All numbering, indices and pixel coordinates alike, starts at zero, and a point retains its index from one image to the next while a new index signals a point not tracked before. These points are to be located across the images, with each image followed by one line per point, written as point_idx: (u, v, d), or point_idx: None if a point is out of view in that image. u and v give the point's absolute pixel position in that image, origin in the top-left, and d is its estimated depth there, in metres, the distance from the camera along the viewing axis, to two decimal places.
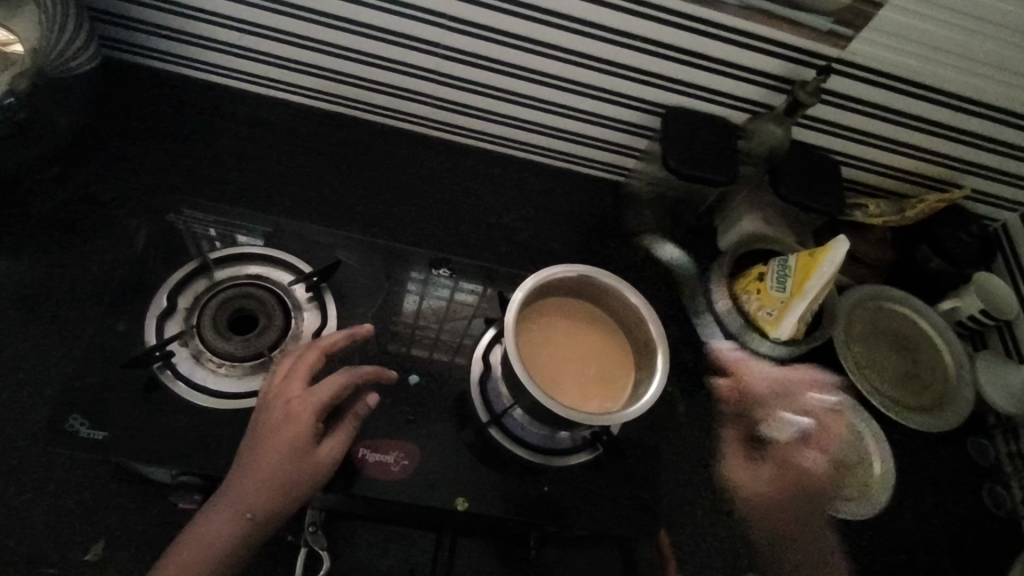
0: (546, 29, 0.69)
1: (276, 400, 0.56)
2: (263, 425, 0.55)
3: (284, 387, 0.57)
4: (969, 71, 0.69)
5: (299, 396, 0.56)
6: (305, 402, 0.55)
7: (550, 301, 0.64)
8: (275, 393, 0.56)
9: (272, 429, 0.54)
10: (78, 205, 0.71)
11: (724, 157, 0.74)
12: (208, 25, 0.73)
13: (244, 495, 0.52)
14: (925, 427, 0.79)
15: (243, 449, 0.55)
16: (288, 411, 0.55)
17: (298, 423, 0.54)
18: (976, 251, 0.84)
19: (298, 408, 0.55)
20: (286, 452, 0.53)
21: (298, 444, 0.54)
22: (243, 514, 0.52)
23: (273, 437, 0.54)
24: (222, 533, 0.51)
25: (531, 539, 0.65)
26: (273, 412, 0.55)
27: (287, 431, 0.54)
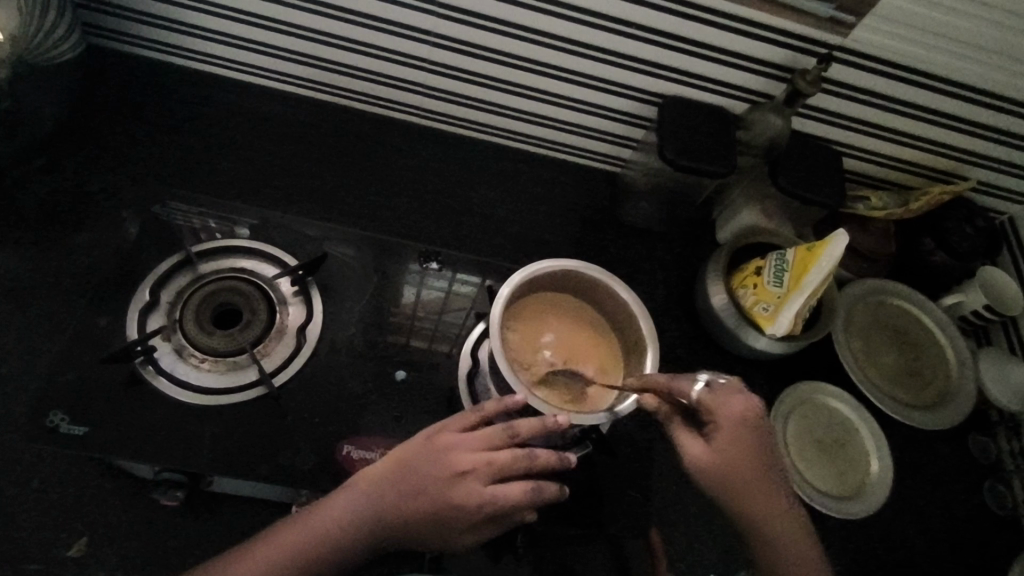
0: (538, 16, 0.67)
1: (459, 476, 0.53)
2: (428, 491, 0.52)
3: (477, 470, 0.53)
4: (976, 60, 0.67)
5: (481, 491, 0.52)
6: (480, 504, 0.52)
7: (536, 296, 0.63)
8: (466, 467, 0.53)
9: (431, 502, 0.52)
10: (64, 196, 0.71)
11: (720, 148, 0.72)
12: (194, 12, 0.71)
13: (369, 529, 0.52)
14: (926, 425, 0.77)
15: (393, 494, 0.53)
16: (454, 498, 0.52)
17: (460, 513, 0.52)
18: (982, 245, 0.81)
19: (471, 503, 0.52)
20: (434, 527, 0.53)
21: (445, 527, 0.53)
22: (358, 543, 0.52)
23: (430, 508, 0.52)
24: (325, 551, 0.52)
25: (520, 537, 0.62)
26: (448, 487, 0.52)
27: (447, 515, 0.52)
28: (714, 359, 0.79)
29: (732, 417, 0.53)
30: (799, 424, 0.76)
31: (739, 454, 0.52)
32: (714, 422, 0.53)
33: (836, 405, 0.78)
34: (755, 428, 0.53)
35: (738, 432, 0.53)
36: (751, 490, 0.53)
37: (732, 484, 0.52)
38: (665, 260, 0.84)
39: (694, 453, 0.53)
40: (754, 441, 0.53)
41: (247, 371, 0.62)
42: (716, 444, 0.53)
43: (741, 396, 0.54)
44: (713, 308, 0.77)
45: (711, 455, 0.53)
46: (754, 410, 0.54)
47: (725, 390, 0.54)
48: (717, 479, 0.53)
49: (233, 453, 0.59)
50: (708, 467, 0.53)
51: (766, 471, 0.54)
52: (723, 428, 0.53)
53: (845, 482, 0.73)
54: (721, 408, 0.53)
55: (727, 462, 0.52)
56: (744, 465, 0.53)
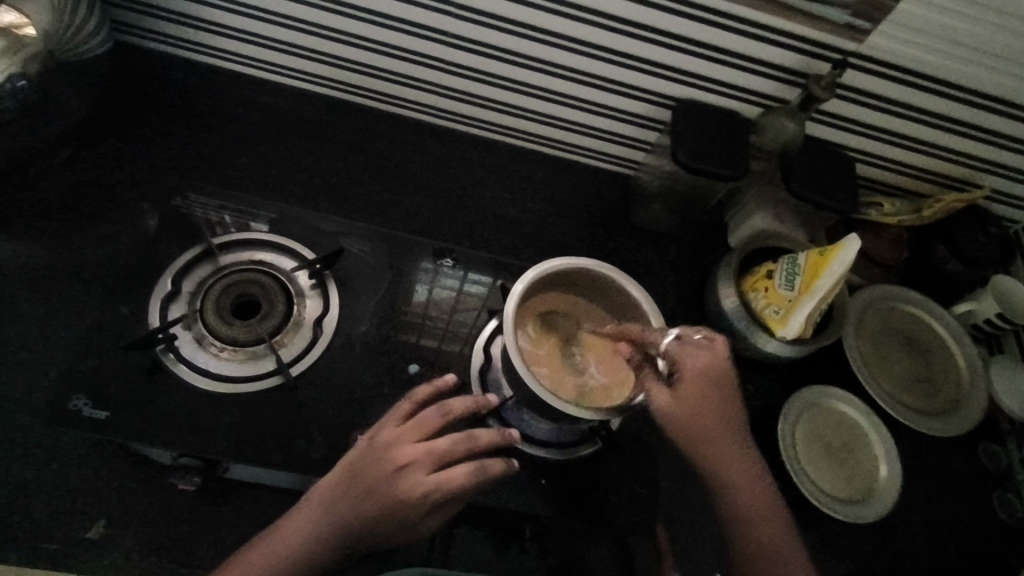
0: (554, 18, 0.68)
1: (403, 469, 0.54)
2: (375, 489, 0.53)
3: (416, 459, 0.54)
4: (992, 67, 0.67)
5: (426, 480, 0.53)
6: (428, 491, 0.53)
7: (549, 294, 0.64)
8: (407, 460, 0.54)
9: (382, 500, 0.53)
10: (88, 188, 0.72)
11: (733, 152, 0.72)
12: (217, 10, 0.73)
13: (336, 534, 0.53)
14: (948, 433, 0.78)
15: (344, 495, 0.54)
16: (403, 492, 0.53)
17: (412, 504, 0.53)
18: (995, 251, 0.81)
19: (421, 492, 0.53)
20: (391, 523, 0.53)
21: (401, 520, 0.53)
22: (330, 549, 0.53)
23: (384, 505, 0.53)
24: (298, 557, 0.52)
25: (527, 530, 0.65)
26: (395, 481, 0.53)
27: (400, 507, 0.53)
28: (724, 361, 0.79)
29: (696, 365, 0.58)
30: (806, 429, 0.76)
31: (699, 398, 0.58)
32: (681, 372, 0.58)
33: (844, 409, 0.78)
34: (717, 376, 0.58)
35: (702, 379, 0.58)
36: (707, 433, 0.58)
37: (691, 427, 0.57)
38: (675, 263, 0.85)
39: (660, 398, 0.58)
40: (715, 388, 0.58)
41: (265, 361, 0.63)
42: (681, 391, 0.58)
43: (705, 347, 0.59)
44: (723, 311, 0.77)
45: (674, 399, 0.58)
46: (713, 361, 0.58)
47: (693, 343, 0.59)
48: (679, 421, 0.57)
49: (248, 441, 0.60)
50: (671, 410, 0.58)
51: (724, 418, 0.58)
52: (687, 374, 0.58)
53: (853, 485, 0.74)
54: (688, 358, 0.58)
55: (688, 406, 0.57)
56: (702, 410, 0.58)
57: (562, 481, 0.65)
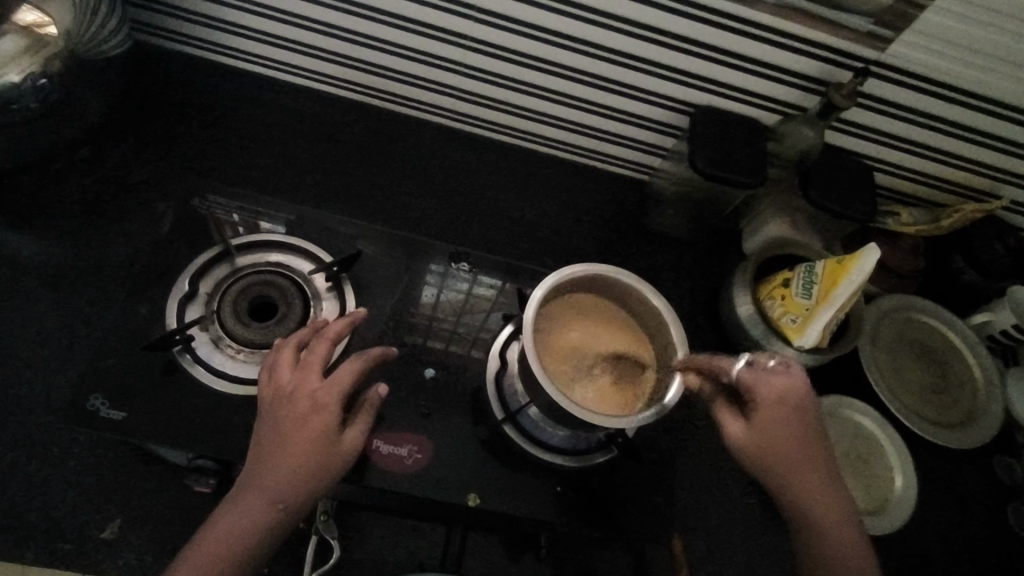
0: (573, 22, 0.68)
1: (296, 392, 0.53)
2: (281, 421, 0.52)
3: (301, 378, 0.54)
4: (1015, 77, 0.66)
5: (320, 385, 0.53)
6: (325, 393, 0.53)
7: (569, 301, 0.63)
8: (294, 383, 0.54)
9: (292, 425, 0.52)
10: (105, 187, 0.73)
11: (751, 159, 0.72)
12: (235, 11, 0.73)
13: (273, 484, 0.50)
14: (952, 444, 0.77)
15: (259, 448, 0.52)
16: (302, 406, 0.52)
17: (325, 413, 0.52)
18: (1013, 263, 0.81)
19: (325, 398, 0.53)
20: (312, 446, 0.51)
21: (324, 435, 0.52)
22: (276, 503, 0.50)
23: (297, 429, 0.52)
24: (253, 519, 0.49)
25: (543, 539, 0.65)
26: (296, 404, 0.53)
27: (315, 423, 0.52)
28: None
29: (771, 394, 0.53)
30: None
31: (776, 432, 0.53)
32: (754, 399, 0.54)
33: (859, 419, 0.77)
34: (794, 405, 0.53)
35: (779, 410, 0.53)
36: (783, 467, 0.53)
37: (772, 462, 0.53)
38: (690, 269, 0.85)
39: (733, 428, 0.55)
40: (793, 418, 0.53)
41: None
42: (754, 422, 0.54)
43: (783, 374, 0.54)
44: (739, 319, 0.76)
45: (746, 431, 0.54)
46: (789, 385, 0.54)
47: (764, 369, 0.54)
48: (751, 453, 0.54)
49: None
50: (742, 441, 0.54)
51: (801, 450, 0.53)
52: (761, 404, 0.53)
53: (868, 497, 0.73)
54: (762, 386, 0.53)
55: (761, 438, 0.53)
56: (782, 443, 0.53)
57: (577, 487, 0.64)
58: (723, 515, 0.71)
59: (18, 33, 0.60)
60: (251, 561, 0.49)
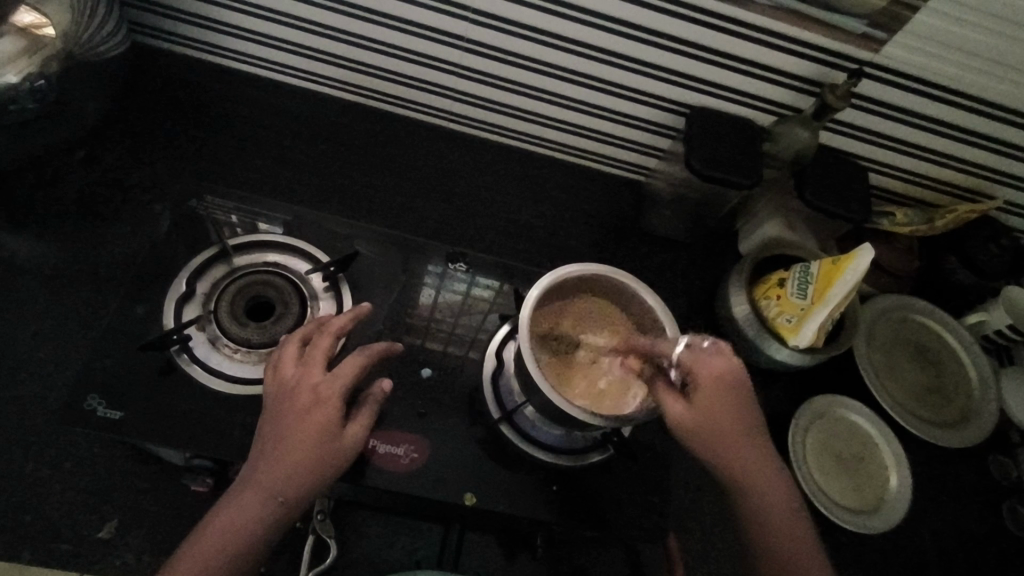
0: (569, 24, 0.68)
1: (298, 386, 0.54)
2: (284, 414, 0.53)
3: (303, 372, 0.55)
4: (1008, 78, 0.67)
5: (323, 379, 0.54)
6: (328, 387, 0.54)
7: (565, 301, 0.63)
8: (297, 377, 0.55)
9: (294, 418, 0.52)
10: (103, 188, 0.73)
11: (747, 160, 0.72)
12: (234, 13, 0.73)
13: (273, 479, 0.51)
14: (953, 443, 0.77)
15: (262, 442, 0.53)
16: (305, 400, 0.53)
17: (326, 407, 0.53)
18: (1007, 263, 0.81)
19: (327, 392, 0.53)
20: (312, 441, 0.52)
21: (326, 429, 0.52)
22: (274, 497, 0.50)
23: (300, 422, 0.52)
24: (252, 513, 0.50)
25: (539, 539, 0.65)
26: (298, 398, 0.53)
27: (317, 416, 0.53)
28: None
29: (710, 374, 0.55)
30: (817, 439, 0.75)
31: (713, 410, 0.55)
32: (694, 380, 0.55)
33: (855, 419, 0.77)
34: (731, 384, 0.56)
35: (717, 390, 0.55)
36: (721, 444, 0.55)
37: (711, 439, 0.54)
38: (686, 269, 0.85)
39: (676, 411, 0.54)
40: (731, 396, 0.55)
41: None
42: (693, 402, 0.55)
43: (719, 355, 0.56)
44: (735, 318, 0.77)
45: (687, 411, 0.55)
46: (727, 366, 0.56)
47: (703, 351, 0.56)
48: (693, 433, 0.54)
49: None
50: (684, 422, 0.54)
51: (737, 427, 0.55)
52: (701, 383, 0.55)
53: (862, 496, 0.73)
54: (703, 367, 0.55)
55: (702, 417, 0.54)
56: (719, 422, 0.55)
57: (574, 486, 0.64)
58: (720, 514, 0.71)
59: (14, 34, 0.60)
60: (252, 556, 0.50)
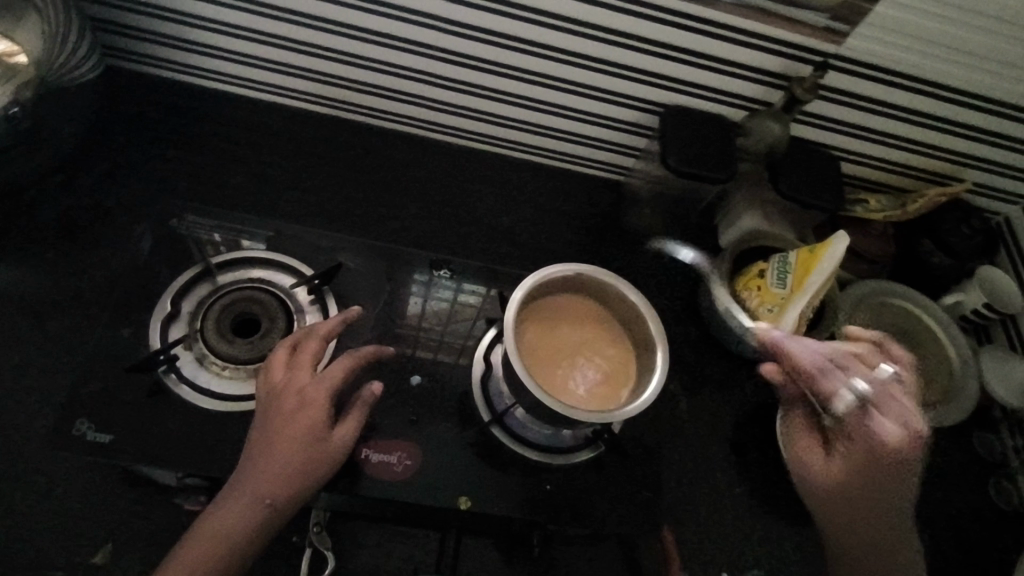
0: (541, 30, 0.70)
1: (286, 388, 0.55)
2: (271, 416, 0.54)
3: (292, 375, 0.56)
4: (968, 65, 0.69)
5: (311, 381, 0.56)
6: (314, 390, 0.55)
7: (552, 300, 0.64)
8: (285, 381, 0.56)
9: (279, 421, 0.54)
10: (83, 213, 0.73)
11: (721, 156, 0.74)
12: (208, 32, 0.74)
13: (259, 481, 0.52)
14: (949, 421, 0.80)
15: (251, 443, 0.54)
16: (292, 403, 0.55)
17: (313, 409, 0.54)
18: (978, 244, 0.83)
19: (313, 394, 0.55)
20: (298, 443, 0.53)
21: (312, 431, 0.54)
22: (260, 500, 0.51)
23: (286, 425, 0.53)
24: (240, 516, 0.51)
25: (535, 538, 0.64)
26: (285, 400, 0.55)
27: (303, 419, 0.54)
28: (719, 361, 0.80)
29: (865, 440, 0.59)
30: None
31: (862, 475, 0.59)
32: (849, 433, 0.61)
33: None
34: (886, 458, 0.58)
35: (868, 459, 0.59)
36: (841, 501, 0.60)
37: (839, 493, 0.60)
38: (668, 265, 0.86)
39: (806, 451, 0.63)
40: (879, 469, 0.58)
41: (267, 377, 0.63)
42: (838, 459, 0.61)
43: (899, 426, 0.60)
44: (718, 312, 0.78)
45: (833, 468, 0.61)
46: (901, 439, 0.59)
47: (865, 408, 0.61)
48: (839, 492, 0.60)
49: None
50: (829, 478, 0.61)
51: (870, 493, 0.59)
52: (853, 446, 0.60)
53: None
54: (859, 429, 0.60)
55: (841, 475, 0.60)
56: (856, 486, 0.59)
57: (568, 484, 0.65)
58: (713, 506, 0.72)
59: None
60: (242, 555, 0.51)
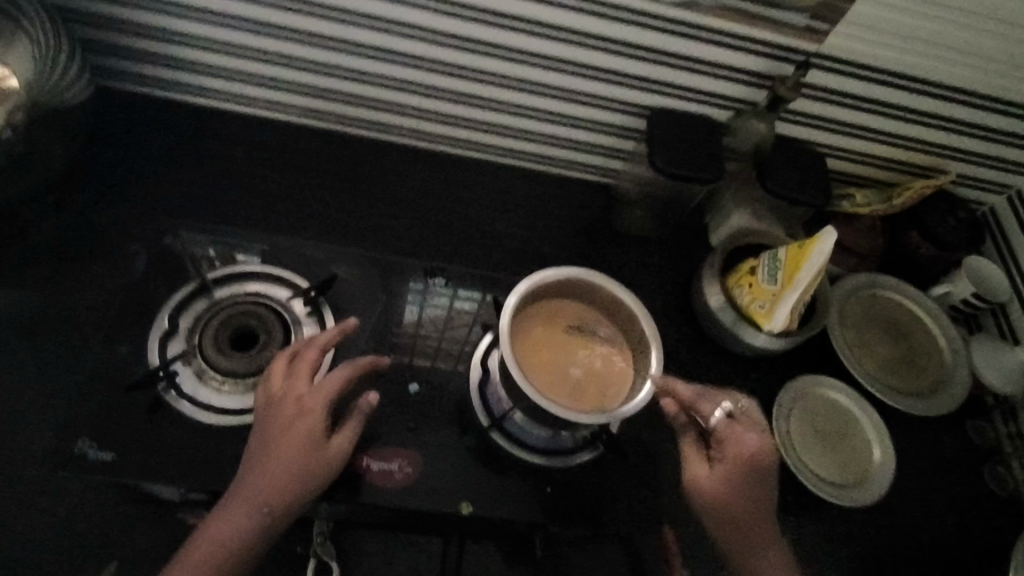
0: (527, 38, 0.71)
1: (284, 397, 0.56)
2: (271, 426, 0.55)
3: (291, 384, 0.57)
4: (947, 59, 0.70)
5: (309, 390, 0.56)
6: (312, 399, 0.56)
7: (548, 304, 0.65)
8: (282, 389, 0.56)
9: (277, 431, 0.55)
10: (77, 232, 0.73)
11: (708, 156, 0.75)
12: (198, 50, 0.75)
13: (258, 490, 0.53)
14: (943, 411, 0.81)
15: (250, 451, 0.55)
16: (290, 412, 0.55)
17: (312, 419, 0.55)
18: (965, 234, 0.85)
19: (311, 403, 0.55)
20: (295, 453, 0.54)
21: (309, 440, 0.54)
22: (258, 508, 0.52)
23: (283, 434, 0.54)
24: (237, 524, 0.52)
25: (537, 540, 0.67)
26: (284, 409, 0.55)
27: (302, 428, 0.54)
28: (714, 359, 0.81)
29: (735, 453, 0.61)
30: (802, 420, 0.77)
31: (741, 482, 0.60)
32: (724, 450, 0.61)
33: (836, 397, 0.79)
34: (756, 469, 0.61)
35: (741, 471, 0.60)
36: (739, 514, 0.60)
37: (718, 509, 0.60)
38: (660, 265, 0.87)
39: (694, 470, 0.61)
40: (753, 479, 0.60)
41: None
42: (726, 478, 0.60)
43: (749, 434, 0.62)
44: (710, 309, 0.79)
45: (721, 486, 0.60)
46: (762, 444, 0.61)
47: (734, 416, 0.63)
48: (720, 507, 0.60)
49: None
50: (716, 494, 0.60)
51: (752, 500, 0.60)
52: (731, 460, 0.60)
53: (848, 471, 0.75)
54: (732, 443, 0.61)
55: (721, 489, 0.60)
56: (738, 499, 0.60)
57: (568, 485, 0.65)
58: None
59: None
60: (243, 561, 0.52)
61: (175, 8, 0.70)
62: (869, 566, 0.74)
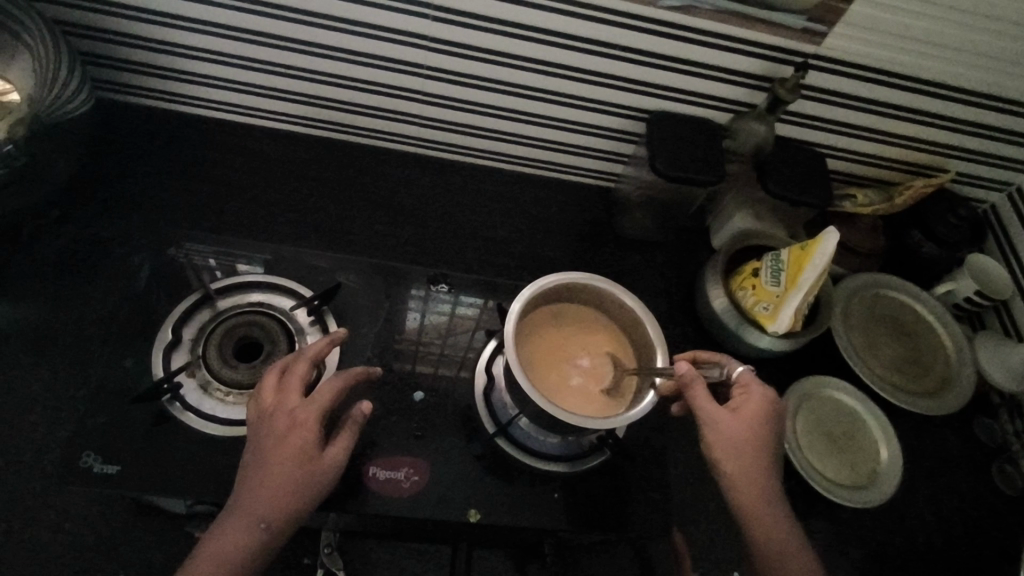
0: (526, 44, 0.71)
1: (275, 411, 0.55)
2: (262, 440, 0.54)
3: (281, 398, 0.56)
4: (945, 58, 0.70)
5: (300, 402, 0.55)
6: (303, 410, 0.55)
7: (550, 310, 0.65)
8: (274, 403, 0.56)
9: (268, 443, 0.53)
10: (78, 246, 0.73)
11: (707, 159, 0.75)
12: (199, 62, 0.75)
13: (256, 504, 0.52)
14: (950, 410, 0.80)
15: (244, 466, 0.54)
16: (280, 425, 0.54)
17: (303, 431, 0.54)
18: (966, 233, 0.84)
19: (303, 415, 0.54)
20: (288, 466, 0.52)
21: (303, 453, 0.53)
22: (255, 523, 0.51)
23: (274, 446, 0.53)
24: (234, 542, 0.51)
25: (547, 547, 0.66)
26: (276, 422, 0.54)
27: (292, 440, 0.53)
28: None
29: (758, 396, 0.59)
30: (809, 421, 0.77)
31: (761, 426, 0.58)
32: (747, 394, 0.59)
33: (840, 397, 0.79)
34: (775, 413, 0.59)
35: (764, 412, 0.58)
36: (753, 455, 0.57)
37: (742, 450, 0.57)
38: (662, 268, 0.87)
39: (714, 413, 0.58)
40: (773, 422, 0.59)
41: None
42: (748, 417, 0.58)
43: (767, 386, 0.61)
44: (714, 312, 0.79)
45: (744, 424, 0.58)
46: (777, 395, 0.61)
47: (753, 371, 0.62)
48: (745, 446, 0.57)
49: None
50: (741, 432, 0.57)
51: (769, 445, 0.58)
52: (754, 402, 0.59)
53: (857, 472, 0.75)
54: (755, 386, 0.60)
55: (745, 430, 0.57)
56: (759, 440, 0.58)
57: (576, 491, 0.65)
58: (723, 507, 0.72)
59: None
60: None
61: (173, 21, 0.70)
62: (879, 566, 0.74)
